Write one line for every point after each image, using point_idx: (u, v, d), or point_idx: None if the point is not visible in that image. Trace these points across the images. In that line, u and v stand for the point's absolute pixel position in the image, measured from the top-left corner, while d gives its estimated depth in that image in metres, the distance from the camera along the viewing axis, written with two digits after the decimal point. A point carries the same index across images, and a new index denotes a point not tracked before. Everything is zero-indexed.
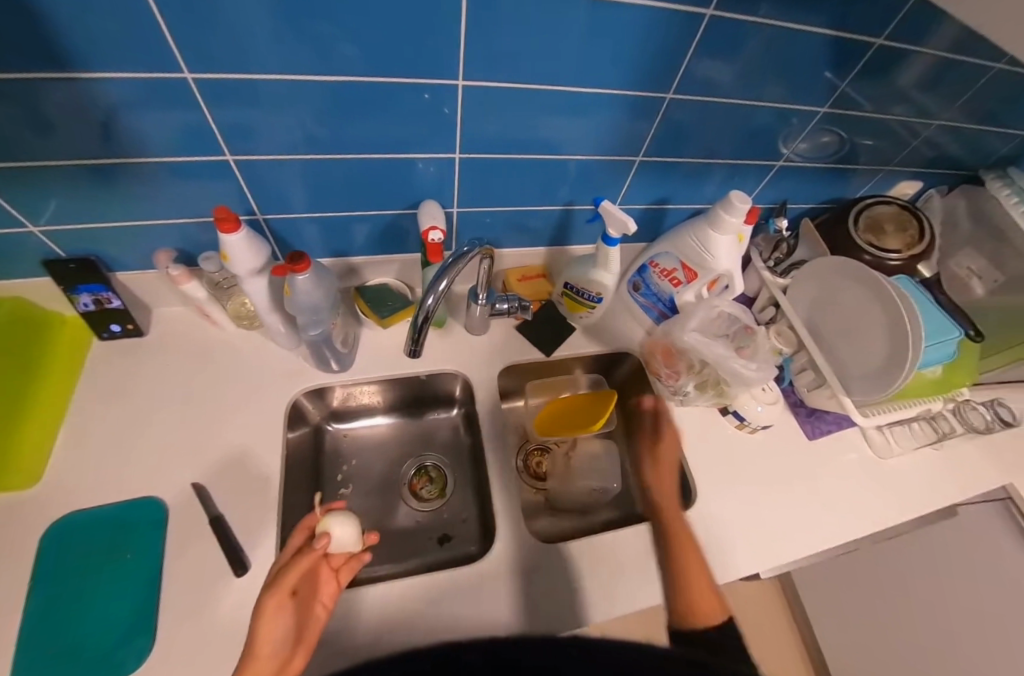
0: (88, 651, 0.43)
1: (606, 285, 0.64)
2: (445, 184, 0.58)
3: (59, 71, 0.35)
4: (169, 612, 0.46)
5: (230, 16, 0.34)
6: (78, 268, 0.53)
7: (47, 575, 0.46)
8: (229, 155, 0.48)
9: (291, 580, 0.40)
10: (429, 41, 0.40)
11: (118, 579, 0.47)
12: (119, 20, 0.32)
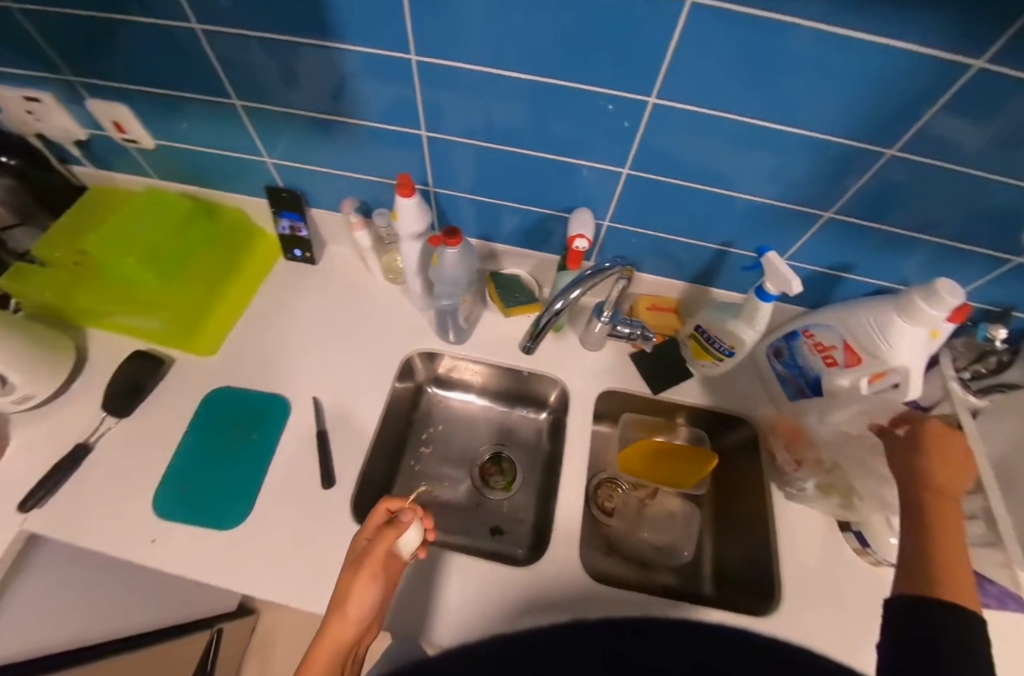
0: (207, 499, 0.54)
1: (743, 342, 0.58)
2: (603, 195, 0.58)
3: (325, 41, 0.44)
4: (269, 495, 0.55)
5: (456, 11, 0.38)
6: (289, 197, 0.66)
7: (199, 429, 0.60)
8: (423, 131, 0.54)
9: (371, 559, 0.42)
10: (624, 54, 0.39)
11: (239, 452, 0.58)
12: (375, 5, 0.39)
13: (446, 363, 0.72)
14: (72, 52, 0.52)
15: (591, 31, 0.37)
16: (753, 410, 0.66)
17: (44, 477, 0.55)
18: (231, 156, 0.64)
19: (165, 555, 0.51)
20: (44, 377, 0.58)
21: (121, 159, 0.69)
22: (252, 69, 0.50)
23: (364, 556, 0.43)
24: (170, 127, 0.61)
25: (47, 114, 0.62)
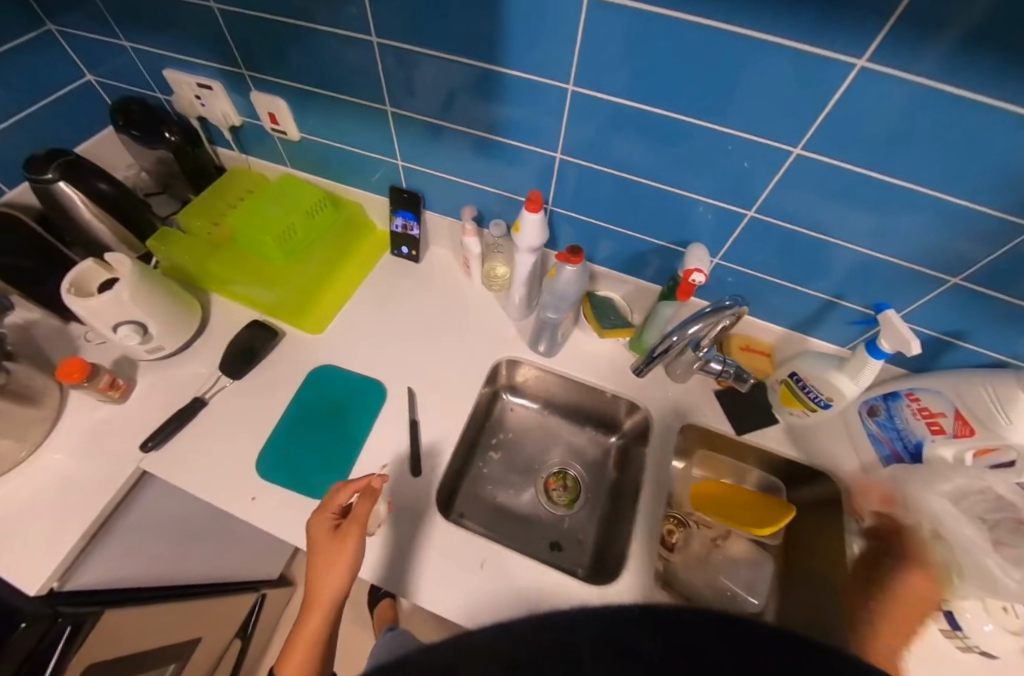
0: (306, 466, 0.58)
1: (843, 394, 0.57)
2: (717, 234, 0.59)
3: (488, 64, 0.48)
4: (359, 472, 0.59)
5: (623, 48, 0.41)
6: (409, 198, 0.72)
7: (303, 398, 0.64)
8: (558, 153, 0.57)
9: (327, 552, 0.46)
10: (774, 103, 0.40)
11: (338, 427, 0.62)
12: (546, 37, 0.43)
13: (526, 373, 0.75)
14: (252, 52, 0.60)
15: (748, 82, 0.39)
16: (836, 467, 0.64)
17: (165, 422, 0.60)
18: (364, 155, 0.70)
19: (263, 510, 0.55)
20: (172, 330, 0.64)
21: (263, 146, 0.77)
22: (409, 81, 0.55)
23: (319, 553, 0.46)
24: (315, 123, 0.68)
25: (211, 100, 0.69)
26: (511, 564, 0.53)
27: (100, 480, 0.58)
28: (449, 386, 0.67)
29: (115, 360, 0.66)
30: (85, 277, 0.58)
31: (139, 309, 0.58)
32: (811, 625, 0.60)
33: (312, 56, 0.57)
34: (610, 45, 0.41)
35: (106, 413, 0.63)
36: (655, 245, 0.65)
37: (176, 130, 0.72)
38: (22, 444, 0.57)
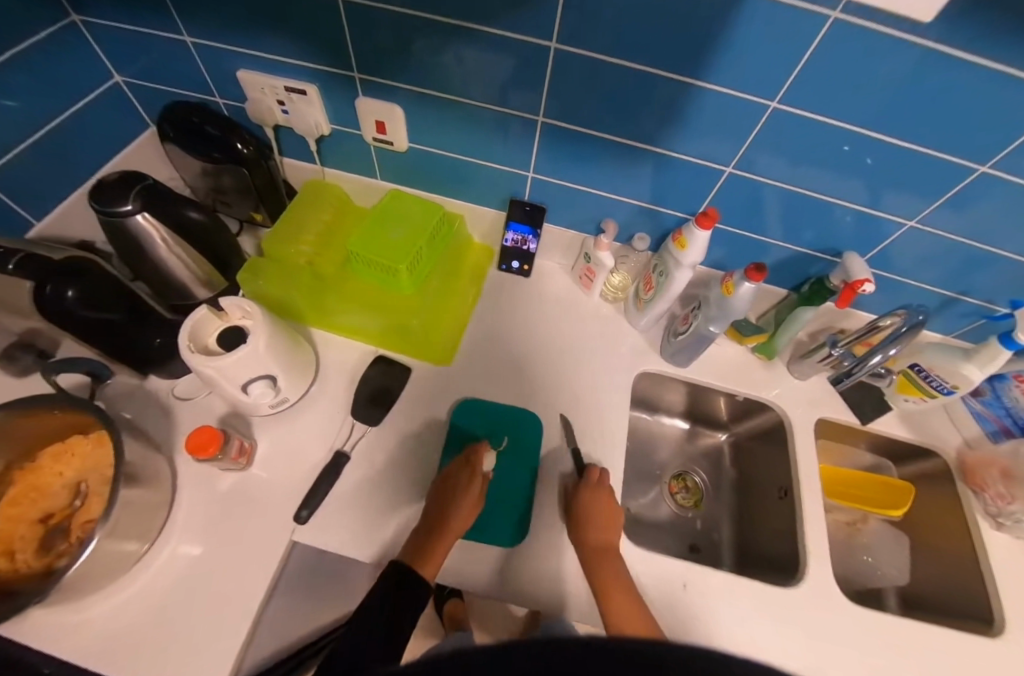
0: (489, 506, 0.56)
1: (970, 381, 0.63)
2: (861, 241, 0.63)
3: (688, 77, 0.47)
4: (545, 504, 0.57)
5: (856, 73, 0.42)
6: (531, 212, 0.70)
7: (457, 435, 0.60)
8: (728, 168, 0.57)
9: (469, 494, 0.50)
10: (986, 124, 0.43)
11: (508, 462, 0.60)
12: (773, 55, 0.42)
13: (656, 383, 0.79)
14: (376, 55, 0.52)
15: (969, 106, 0.42)
16: (943, 444, 0.71)
17: (312, 487, 0.52)
18: (491, 166, 0.66)
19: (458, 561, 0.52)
20: (296, 381, 0.56)
21: (350, 155, 0.69)
22: (577, 88, 0.51)
23: (460, 488, 0.50)
24: (432, 132, 0.62)
25: (300, 106, 0.61)
26: (708, 579, 0.55)
27: (247, 561, 0.50)
28: (600, 404, 0.67)
29: (221, 420, 0.56)
30: (196, 328, 0.48)
31: (270, 361, 0.50)
32: (940, 585, 0.67)
33: (458, 63, 0.51)
34: (839, 69, 0.42)
35: (228, 482, 0.54)
36: (801, 254, 0.68)
37: (250, 143, 0.63)
38: (146, 532, 0.48)
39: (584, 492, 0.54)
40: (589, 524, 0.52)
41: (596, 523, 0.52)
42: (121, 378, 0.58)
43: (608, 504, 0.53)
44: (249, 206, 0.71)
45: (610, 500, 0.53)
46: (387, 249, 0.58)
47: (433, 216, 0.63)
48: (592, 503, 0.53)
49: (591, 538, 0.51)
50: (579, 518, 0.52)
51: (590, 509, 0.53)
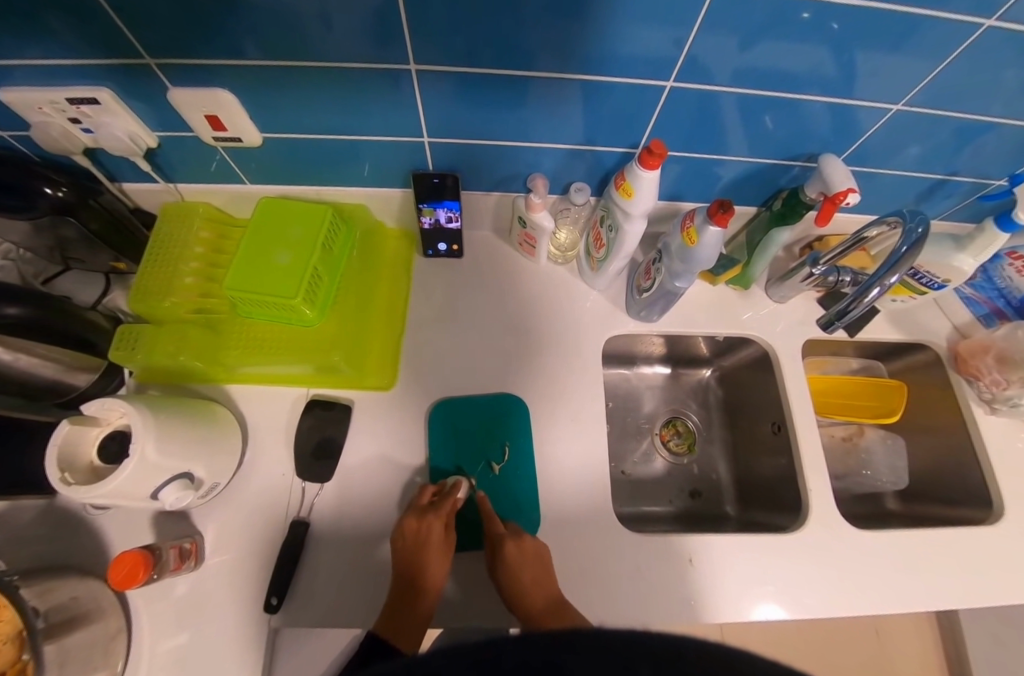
0: (501, 497, 0.55)
1: (963, 272, 0.57)
2: (833, 134, 0.54)
3: None
4: (531, 508, 0.54)
5: None
6: (442, 184, 0.54)
7: (443, 443, 0.56)
8: (670, 83, 0.46)
9: (437, 544, 0.47)
10: None
11: (504, 451, 0.57)
12: None
13: (629, 339, 0.72)
14: (162, 32, 0.37)
15: None
16: (935, 337, 0.67)
17: (278, 570, 0.48)
18: (379, 141, 0.53)
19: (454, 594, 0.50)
20: (221, 462, 0.49)
21: (201, 160, 0.55)
22: (447, 28, 0.38)
23: (426, 541, 0.47)
24: (290, 114, 0.48)
25: (99, 118, 0.46)
26: (713, 545, 0.54)
27: (234, 660, 0.47)
28: (570, 386, 0.60)
29: (155, 524, 0.50)
30: (69, 449, 0.40)
31: (175, 459, 0.42)
32: (932, 474, 0.68)
33: (277, 21, 0.36)
34: None
35: (185, 587, 0.49)
36: (769, 164, 0.59)
37: (62, 182, 0.48)
38: (110, 668, 0.44)
39: (510, 547, 0.47)
40: (525, 591, 0.44)
41: (525, 569, 0.46)
42: (26, 505, 0.50)
43: (536, 554, 0.47)
44: (105, 257, 0.58)
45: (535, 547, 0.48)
46: (274, 284, 0.47)
47: (317, 217, 0.51)
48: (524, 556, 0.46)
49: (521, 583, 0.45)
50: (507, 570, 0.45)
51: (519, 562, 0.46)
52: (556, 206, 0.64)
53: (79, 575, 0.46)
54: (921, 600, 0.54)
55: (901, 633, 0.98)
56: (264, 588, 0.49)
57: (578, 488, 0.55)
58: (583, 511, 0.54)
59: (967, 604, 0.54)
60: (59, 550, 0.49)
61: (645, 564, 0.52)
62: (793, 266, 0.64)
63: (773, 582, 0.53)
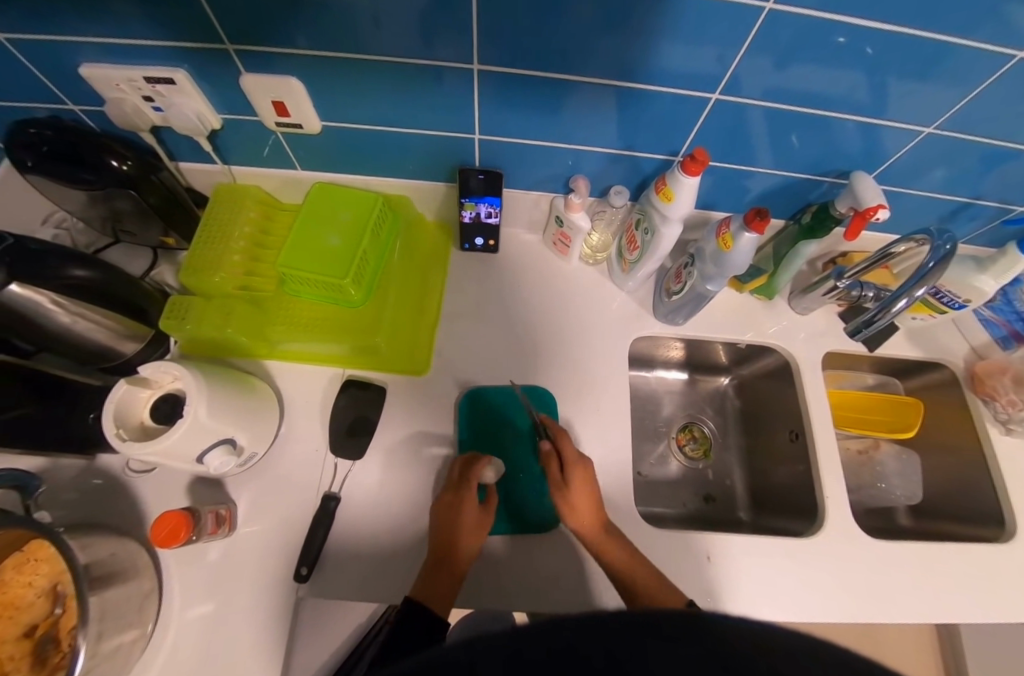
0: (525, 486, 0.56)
1: (984, 293, 0.59)
2: (866, 153, 0.56)
3: None
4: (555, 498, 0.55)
5: None
6: (487, 179, 0.57)
7: (472, 430, 0.57)
8: (714, 96, 0.48)
9: (469, 525, 0.48)
10: None
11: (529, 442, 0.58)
12: None
13: (653, 342, 0.73)
14: (247, 22, 0.40)
15: None
16: (954, 356, 0.69)
17: (309, 542, 0.49)
18: (429, 135, 0.55)
19: (478, 575, 0.51)
20: (260, 432, 0.51)
21: (257, 144, 0.58)
22: (514, 29, 0.40)
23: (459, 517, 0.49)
24: (350, 104, 0.50)
25: (171, 98, 0.49)
26: (732, 545, 0.54)
27: (260, 629, 0.48)
28: (596, 382, 0.62)
29: (191, 491, 0.51)
30: (125, 407, 0.42)
31: (223, 424, 0.44)
32: (945, 491, 0.69)
33: (356, 16, 0.38)
34: None
35: (216, 554, 0.50)
36: (802, 179, 0.61)
37: (128, 156, 0.51)
38: (143, 626, 0.45)
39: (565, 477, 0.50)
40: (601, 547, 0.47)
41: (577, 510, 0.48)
42: (68, 464, 0.52)
43: (589, 495, 0.49)
44: (158, 231, 0.61)
45: (587, 472, 0.51)
46: (324, 263, 0.49)
47: (369, 203, 0.53)
48: (574, 507, 0.48)
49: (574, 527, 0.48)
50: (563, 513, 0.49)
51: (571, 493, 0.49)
52: (591, 208, 0.66)
53: (117, 535, 0.47)
54: (936, 613, 0.54)
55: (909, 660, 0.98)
56: (293, 559, 0.50)
57: (601, 481, 0.56)
58: (605, 502, 0.56)
59: (981, 619, 0.55)
60: (98, 509, 0.50)
61: (665, 559, 0.53)
62: (817, 278, 0.66)
63: (791, 586, 0.53)
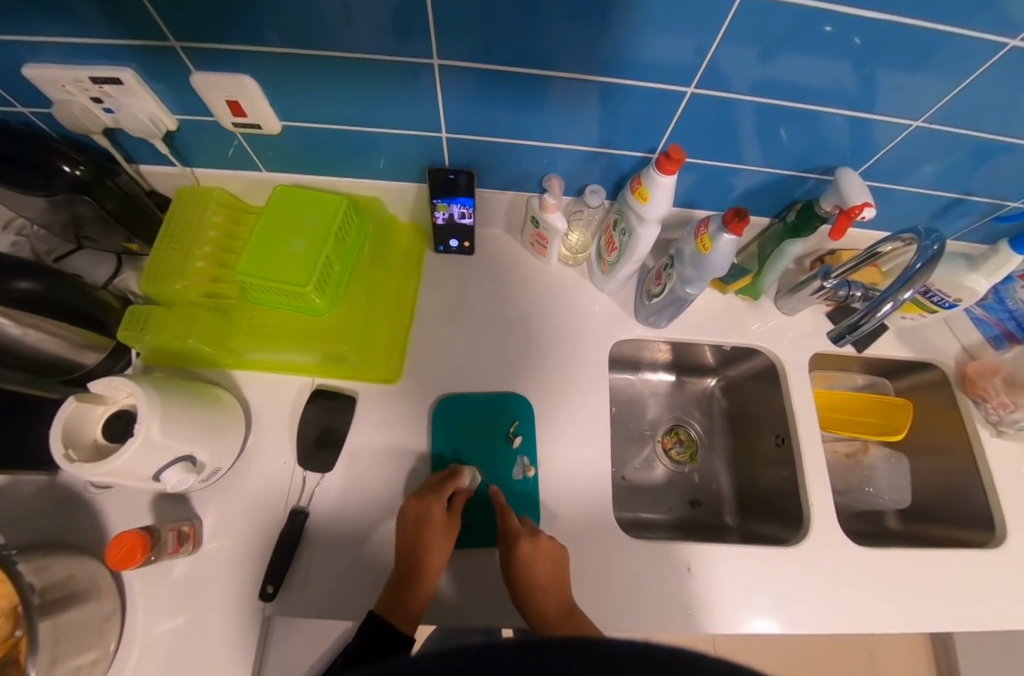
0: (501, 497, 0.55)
1: (975, 292, 0.57)
2: (852, 147, 0.53)
3: None
4: (531, 508, 0.54)
5: None
6: (458, 179, 0.55)
7: (445, 440, 0.56)
8: (690, 89, 0.46)
9: (437, 529, 0.47)
10: None
11: (505, 451, 0.57)
12: None
13: (637, 344, 0.71)
14: (188, 19, 0.37)
15: None
16: (945, 356, 0.67)
17: (275, 559, 0.48)
18: (396, 134, 0.53)
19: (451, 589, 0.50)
20: (223, 446, 0.49)
21: (219, 146, 0.56)
22: (473, 25, 0.38)
23: (425, 523, 0.47)
24: (310, 104, 0.48)
25: (121, 99, 0.47)
26: (712, 555, 0.53)
27: (226, 649, 0.47)
28: (575, 387, 0.60)
29: (155, 506, 0.50)
30: (76, 426, 0.40)
31: (179, 441, 0.42)
32: (934, 494, 0.68)
33: (303, 13, 0.36)
34: None
35: (181, 571, 0.49)
36: (786, 175, 0.59)
37: (81, 160, 0.48)
38: (103, 647, 0.44)
39: (524, 552, 0.46)
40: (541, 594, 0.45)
41: (539, 587, 0.45)
42: (27, 480, 0.50)
43: (546, 548, 0.47)
44: (119, 238, 0.59)
45: (551, 546, 0.47)
46: (286, 271, 0.47)
47: (333, 206, 0.51)
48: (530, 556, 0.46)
49: (533, 611, 0.44)
50: (521, 595, 0.45)
51: (532, 571, 0.45)
52: (569, 207, 0.64)
53: (76, 553, 0.46)
54: (920, 622, 0.53)
55: (898, 657, 0.98)
56: (260, 576, 0.49)
57: (579, 491, 0.55)
58: (583, 512, 0.54)
59: (967, 626, 0.54)
60: (59, 527, 0.49)
61: (643, 571, 0.52)
62: (804, 278, 0.64)
63: (772, 595, 0.52)
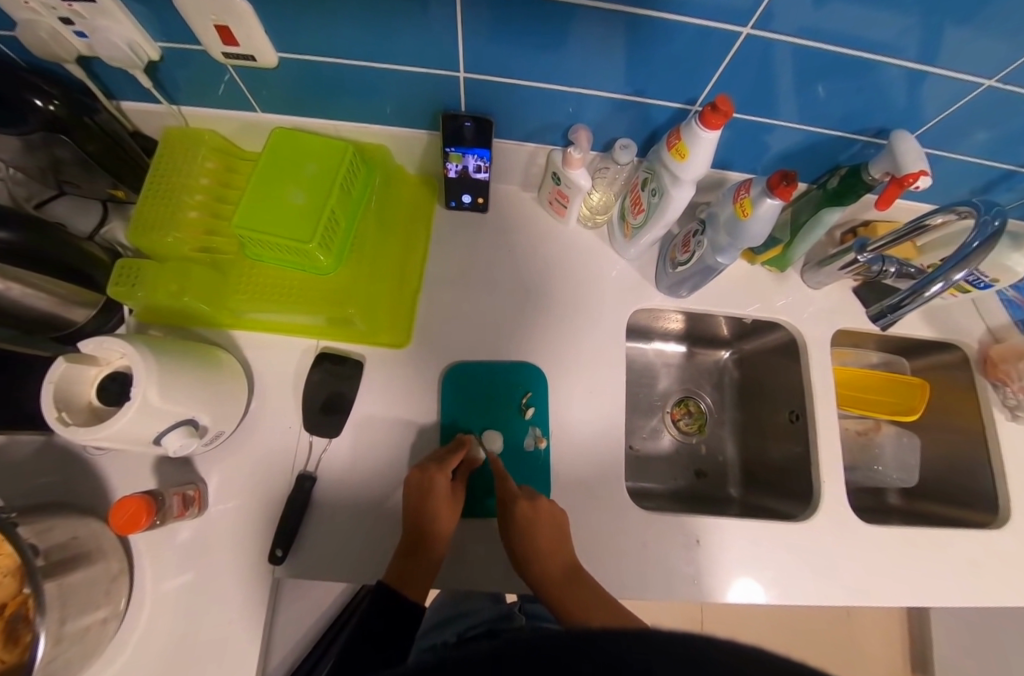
0: (514, 465, 0.54)
1: (1014, 272, 0.54)
2: (911, 108, 0.48)
3: None
4: (543, 478, 0.53)
5: None
6: (475, 129, 0.50)
7: (456, 408, 0.54)
8: (744, 31, 0.39)
9: (442, 497, 0.46)
10: None
11: (518, 420, 0.56)
12: None
13: (654, 313, 0.69)
14: None
15: None
16: (970, 337, 0.65)
17: (284, 523, 0.47)
18: (408, 73, 0.47)
19: (462, 553, 0.51)
20: (227, 409, 0.47)
21: (207, 79, 0.50)
22: None
23: (431, 493, 0.46)
24: (310, 32, 0.42)
25: (94, 21, 0.40)
26: (720, 528, 0.53)
27: (237, 607, 0.47)
28: (589, 358, 0.58)
29: (158, 467, 0.49)
30: (69, 387, 0.37)
31: (180, 407, 0.40)
32: (939, 474, 0.68)
33: None
34: None
35: (188, 533, 0.48)
36: (831, 136, 0.54)
37: (55, 94, 0.43)
38: (113, 606, 0.44)
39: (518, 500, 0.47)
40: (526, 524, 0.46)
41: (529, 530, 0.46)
42: (24, 439, 0.48)
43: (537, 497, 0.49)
44: (102, 183, 0.54)
45: (551, 510, 0.47)
46: (286, 224, 0.43)
47: (337, 154, 0.46)
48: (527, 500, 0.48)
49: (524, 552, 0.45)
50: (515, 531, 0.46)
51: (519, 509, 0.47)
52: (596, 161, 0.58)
53: (79, 515, 0.44)
54: (915, 595, 0.55)
55: (872, 613, 1.04)
56: (269, 539, 0.49)
57: (592, 462, 0.54)
58: (595, 483, 0.54)
59: (960, 601, 0.55)
60: (60, 487, 0.48)
61: (652, 542, 0.52)
62: (835, 251, 0.60)
63: (775, 568, 0.53)
